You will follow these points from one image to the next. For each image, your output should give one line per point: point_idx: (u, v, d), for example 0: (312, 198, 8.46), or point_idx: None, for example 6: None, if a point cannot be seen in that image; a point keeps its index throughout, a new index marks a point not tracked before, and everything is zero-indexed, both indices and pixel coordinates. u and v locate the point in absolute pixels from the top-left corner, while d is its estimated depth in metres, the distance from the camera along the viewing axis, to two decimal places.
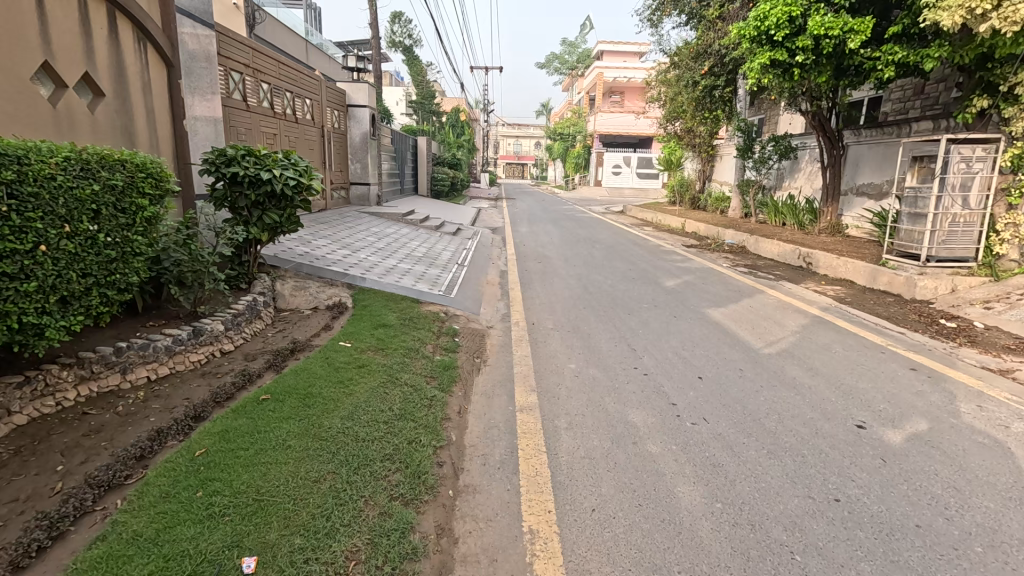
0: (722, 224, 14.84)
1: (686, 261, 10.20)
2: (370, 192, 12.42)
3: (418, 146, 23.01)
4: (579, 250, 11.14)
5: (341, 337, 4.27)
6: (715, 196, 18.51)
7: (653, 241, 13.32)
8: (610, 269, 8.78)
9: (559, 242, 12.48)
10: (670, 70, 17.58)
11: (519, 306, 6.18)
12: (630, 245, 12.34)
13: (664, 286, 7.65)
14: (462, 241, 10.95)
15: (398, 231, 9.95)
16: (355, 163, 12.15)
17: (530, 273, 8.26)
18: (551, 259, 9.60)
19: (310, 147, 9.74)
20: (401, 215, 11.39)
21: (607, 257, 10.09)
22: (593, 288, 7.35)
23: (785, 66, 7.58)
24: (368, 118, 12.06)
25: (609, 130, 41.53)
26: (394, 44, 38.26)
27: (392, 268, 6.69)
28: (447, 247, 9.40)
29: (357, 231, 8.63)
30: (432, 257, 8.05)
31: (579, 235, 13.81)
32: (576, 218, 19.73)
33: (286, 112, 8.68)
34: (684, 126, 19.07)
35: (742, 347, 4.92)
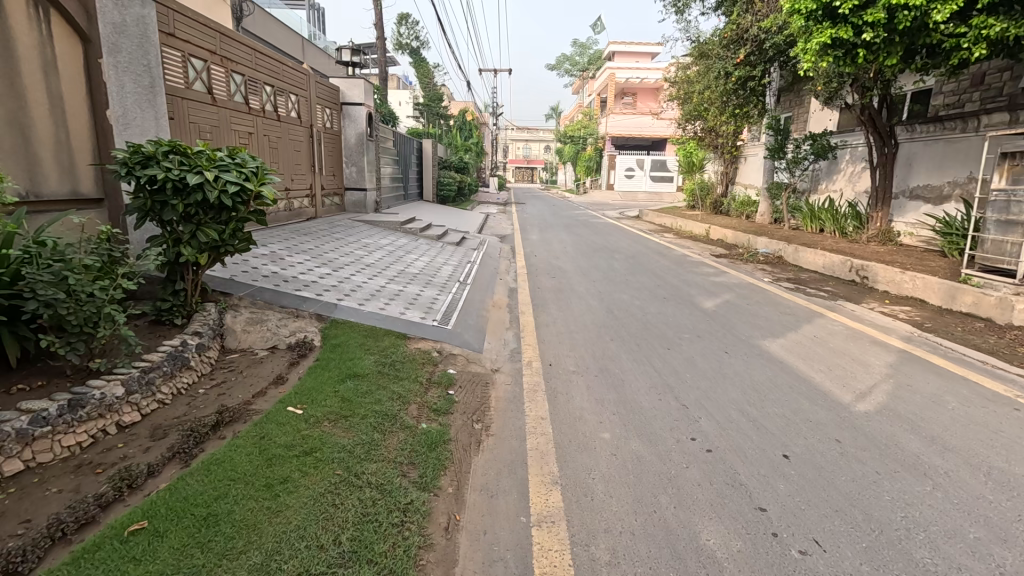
0: (751, 230, 13.61)
1: (720, 274, 9.00)
2: (367, 199, 11.37)
3: (424, 149, 22.02)
4: (598, 261, 9.99)
5: (293, 397, 3.16)
6: (740, 200, 17.25)
7: (677, 250, 12.13)
8: (636, 286, 7.61)
9: (574, 252, 11.33)
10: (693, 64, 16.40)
11: (531, 337, 5.05)
12: (653, 255, 11.16)
13: (702, 308, 6.49)
14: (466, 252, 9.84)
15: (393, 242, 8.86)
16: (350, 166, 11.12)
17: (543, 291, 7.13)
18: (567, 274, 8.46)
19: (296, 149, 8.71)
20: (400, 223, 10.32)
21: (629, 270, 8.94)
22: (619, 311, 6.20)
23: (848, 46, 6.41)
24: (365, 117, 11.03)
25: (621, 132, 40.32)
26: (401, 46, 37.46)
27: (378, 290, 5.58)
28: (448, 261, 8.28)
29: (345, 243, 7.54)
30: (429, 274, 6.93)
31: (595, 244, 12.65)
32: (590, 224, 18.56)
33: (266, 108, 7.66)
34: (705, 125, 17.84)
35: (824, 400, 3.76)
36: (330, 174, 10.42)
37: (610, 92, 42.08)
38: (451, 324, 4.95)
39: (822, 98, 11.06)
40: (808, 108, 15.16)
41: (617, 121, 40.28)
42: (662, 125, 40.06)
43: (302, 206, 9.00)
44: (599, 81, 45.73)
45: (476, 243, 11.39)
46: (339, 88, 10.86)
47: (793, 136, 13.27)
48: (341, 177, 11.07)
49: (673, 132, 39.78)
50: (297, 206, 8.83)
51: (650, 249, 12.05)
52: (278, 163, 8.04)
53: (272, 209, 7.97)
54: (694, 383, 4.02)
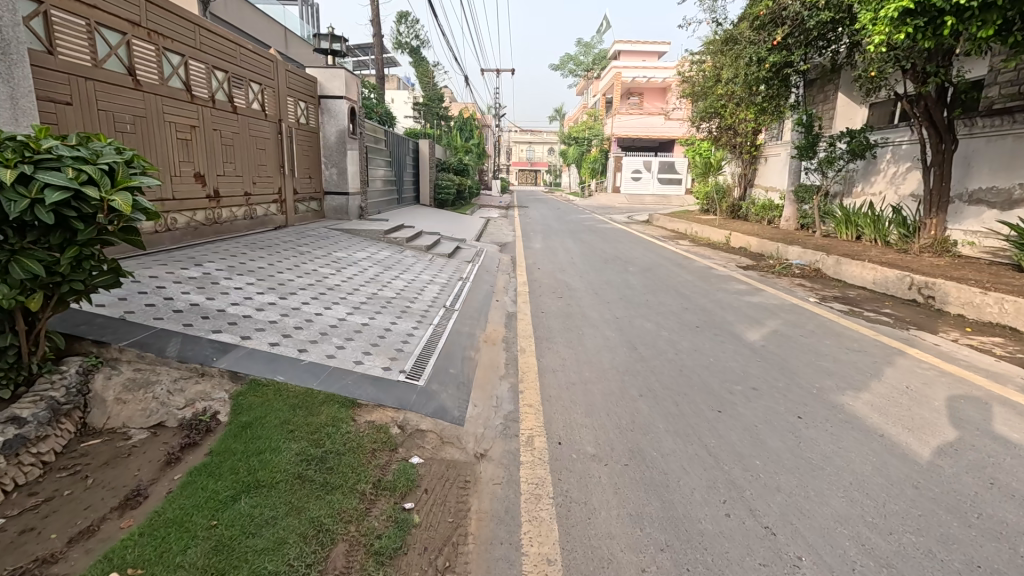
0: (778, 239, 12.29)
1: (755, 292, 7.73)
2: (349, 204, 10.13)
3: (420, 150, 20.81)
4: (609, 275, 8.72)
5: (132, 546, 1.89)
6: (761, 203, 15.95)
7: (698, 260, 10.84)
8: (660, 310, 6.34)
9: (582, 262, 10.09)
10: (714, 56, 15.13)
11: (533, 393, 3.78)
12: (672, 267, 9.88)
13: (747, 341, 5.23)
14: (459, 264, 8.56)
15: (373, 254, 7.61)
16: (330, 168, 9.92)
17: (548, 317, 5.87)
18: (576, 293, 7.19)
19: (259, 146, 7.47)
20: (384, 232, 9.03)
21: (649, 288, 7.66)
22: (644, 346, 4.94)
23: (933, 13, 5.16)
24: (346, 112, 9.81)
25: (628, 132, 39.10)
26: (400, 45, 36.35)
27: (334, 323, 4.31)
28: (436, 278, 7.02)
29: (310, 259, 6.29)
30: (408, 298, 5.65)
31: (604, 253, 11.43)
32: (598, 230, 17.30)
33: (216, 97, 6.42)
34: (723, 123, 16.57)
35: (975, 514, 2.50)
36: (305, 177, 9.20)
37: (616, 92, 40.91)
38: (423, 375, 3.68)
39: (863, 89, 9.79)
40: (838, 104, 13.90)
41: (624, 122, 39.10)
42: (670, 126, 38.87)
43: (267, 214, 7.77)
44: (604, 81, 44.56)
45: (473, 254, 10.14)
46: (317, 80, 9.64)
47: (824, 134, 11.98)
48: (320, 180, 9.85)
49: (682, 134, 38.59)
50: (260, 213, 7.60)
51: (667, 258, 10.79)
52: (235, 163, 6.81)
53: (227, 218, 6.74)
54: (771, 479, 2.76)
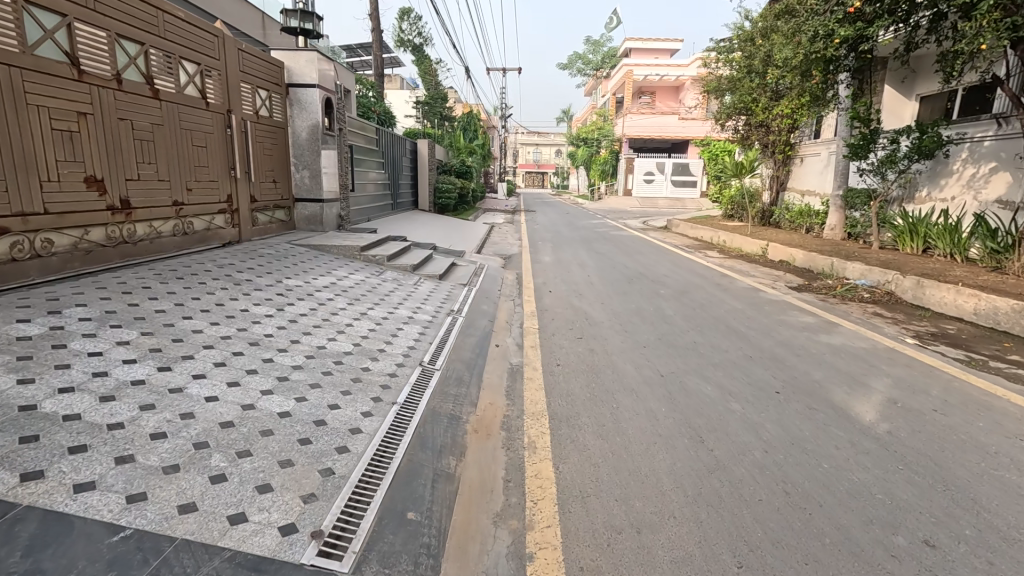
0: (828, 251, 10.61)
1: (827, 326, 6.07)
2: (324, 213, 8.55)
3: (419, 151, 19.23)
4: (636, 301, 7.08)
5: None
6: (797, 209, 14.26)
7: (738, 278, 9.20)
8: (717, 361, 4.71)
9: (602, 281, 8.45)
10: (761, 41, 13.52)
11: (553, 564, 2.15)
12: (711, 287, 8.24)
13: (859, 420, 3.59)
14: (451, 288, 6.94)
15: (339, 278, 5.99)
16: (301, 170, 8.36)
17: (566, 376, 4.26)
18: (600, 332, 5.57)
19: (196, 142, 5.89)
20: (363, 248, 7.38)
21: (691, 322, 6.02)
22: (713, 435, 3.32)
23: None
24: (320, 103, 8.26)
25: (641, 132, 37.42)
26: (402, 42, 34.90)
27: (232, 417, 2.70)
28: (418, 313, 5.39)
29: (243, 292, 4.68)
30: (369, 353, 4.02)
31: (625, 268, 9.81)
32: (614, 238, 15.67)
33: (122, 75, 4.84)
34: (755, 119, 14.91)
35: None
36: (268, 180, 7.63)
37: (627, 91, 39.25)
38: (353, 541, 2.05)
39: (943, 76, 8.14)
40: (886, 97, 12.27)
41: (635, 123, 37.41)
42: (684, 127, 37.12)
43: (208, 228, 6.18)
44: (614, 80, 42.85)
45: (471, 272, 8.52)
46: (285, 66, 8.08)
47: (883, 129, 10.28)
48: (288, 184, 8.26)
49: (696, 135, 36.84)
50: (199, 227, 6.03)
51: (699, 276, 9.14)
52: (156, 164, 5.25)
53: (144, 235, 5.18)
54: None
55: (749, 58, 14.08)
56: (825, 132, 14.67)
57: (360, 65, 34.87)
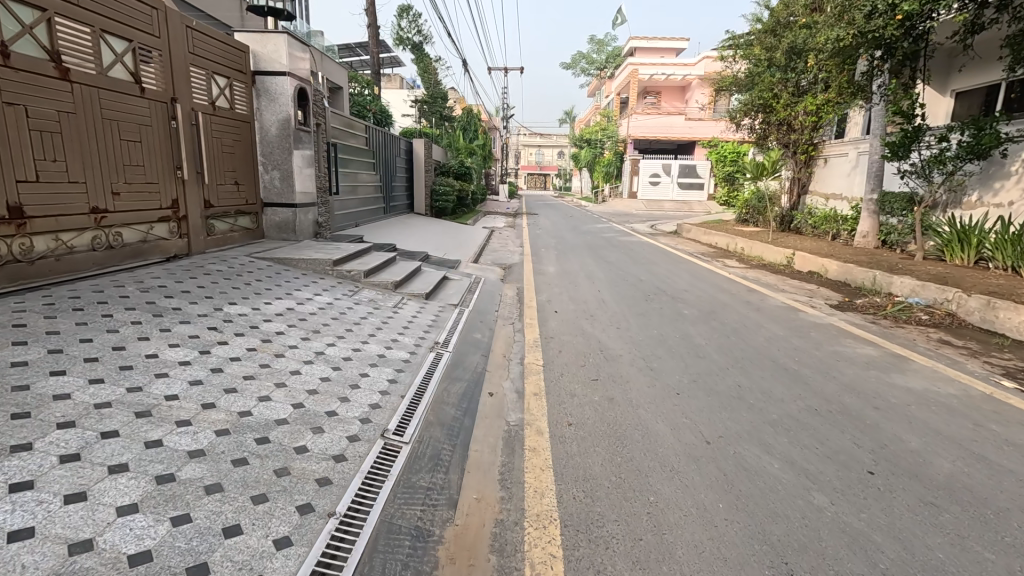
0: (866, 262, 9.54)
1: (895, 359, 4.99)
2: (297, 220, 7.52)
3: (415, 151, 18.17)
4: (657, 326, 6.02)
5: None
6: (823, 213, 13.18)
7: (769, 293, 8.13)
8: (775, 418, 3.64)
9: (615, 299, 7.38)
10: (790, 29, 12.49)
11: None
12: (741, 306, 7.17)
13: (1002, 526, 2.52)
14: (440, 310, 5.86)
15: (300, 301, 4.92)
16: (270, 171, 7.32)
17: (582, 446, 3.20)
18: (620, 372, 4.50)
19: (125, 134, 4.84)
20: (338, 262, 6.29)
21: (729, 357, 4.95)
22: (803, 561, 2.26)
23: None
24: (292, 94, 7.20)
25: (647, 133, 36.38)
26: (401, 40, 33.92)
27: (42, 573, 1.65)
28: (393, 349, 4.31)
29: (160, 328, 3.61)
30: (313, 420, 2.93)
31: (640, 282, 8.74)
32: (623, 245, 14.62)
33: (11, 46, 3.80)
34: (775, 117, 13.85)
35: None
36: (229, 182, 6.59)
37: (632, 91, 38.20)
38: None
39: (1006, 64, 7.08)
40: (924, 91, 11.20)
41: (641, 123, 36.33)
42: (692, 127, 35.98)
43: (144, 240, 5.15)
44: (619, 79, 41.66)
45: (464, 287, 7.45)
46: (250, 51, 7.04)
47: (929, 126, 9.18)
48: (255, 186, 7.21)
49: (704, 135, 35.71)
50: (131, 239, 4.99)
51: (724, 292, 8.06)
52: (65, 163, 4.23)
53: (47, 250, 4.17)
54: None
55: (774, 52, 13.07)
56: (852, 131, 13.56)
57: (358, 64, 33.93)
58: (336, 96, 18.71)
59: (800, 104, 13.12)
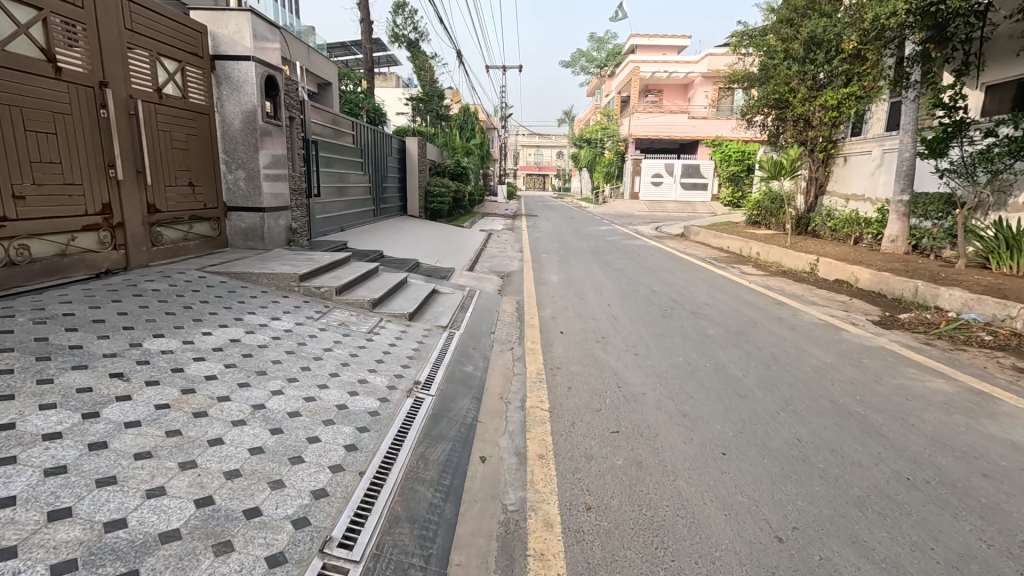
0: (900, 270, 8.66)
1: (978, 398, 4.09)
2: (266, 226, 6.60)
3: (408, 150, 17.22)
4: (682, 352, 5.12)
5: None
6: (843, 215, 12.32)
7: (799, 307, 7.24)
8: (859, 496, 2.75)
9: (629, 316, 6.49)
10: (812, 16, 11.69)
11: None
12: (773, 323, 6.28)
13: None
14: (425, 334, 4.93)
15: (249, 330, 4.00)
16: (234, 170, 6.40)
17: (608, 550, 2.30)
18: (646, 421, 3.60)
19: (29, 123, 3.91)
20: (308, 276, 5.37)
21: (776, 396, 4.05)
22: None
23: None
24: (258, 82, 6.28)
25: (648, 132, 35.55)
26: (397, 37, 33.08)
27: None
28: (359, 395, 3.37)
29: (37, 379, 2.69)
30: (218, 530, 2.00)
31: (654, 294, 7.83)
32: (630, 249, 13.74)
33: None
34: (792, 112, 13.00)
35: None
36: (182, 182, 5.68)
37: (634, 89, 37.36)
38: None
39: None
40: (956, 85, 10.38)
41: (643, 122, 35.46)
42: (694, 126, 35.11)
43: (61, 253, 4.27)
44: (620, 77, 40.81)
45: (457, 301, 6.52)
46: (208, 32, 6.11)
47: (973, 119, 8.31)
48: (216, 187, 6.29)
49: (707, 134, 34.81)
50: (41, 254, 4.13)
51: (749, 306, 7.17)
52: None
53: None
54: None
55: (793, 41, 12.21)
56: (874, 127, 12.67)
57: (353, 61, 33.07)
58: (326, 92, 17.81)
59: (819, 98, 12.26)
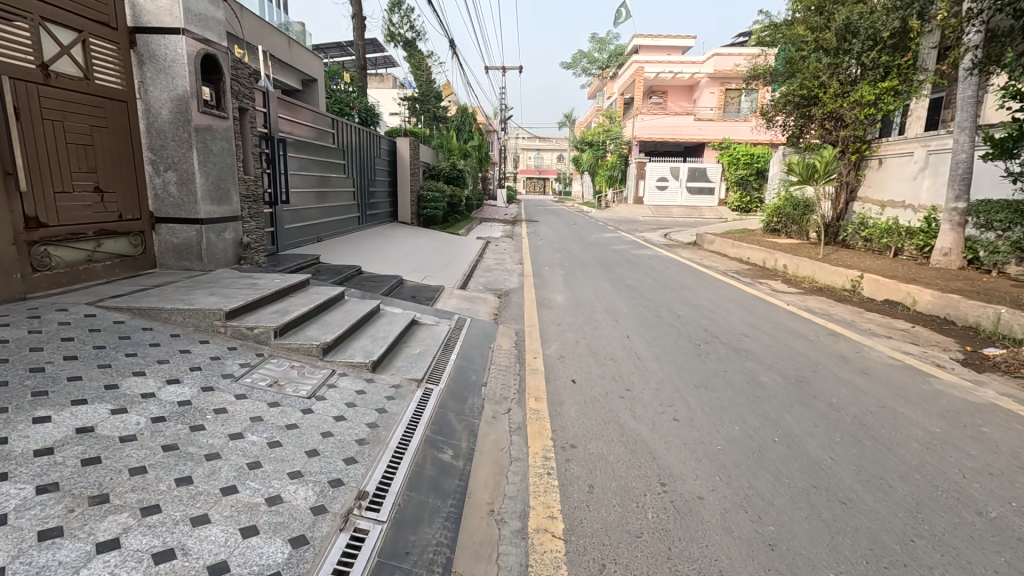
0: (965, 289, 7.40)
1: None
2: (204, 242, 5.32)
3: (399, 152, 15.95)
4: (735, 414, 3.84)
5: None
6: (880, 224, 11.07)
7: (860, 340, 5.96)
8: None
9: (656, 355, 5.19)
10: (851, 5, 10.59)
11: None
12: (838, 366, 5.00)
13: None
14: (390, 394, 3.63)
15: (119, 408, 2.71)
16: (163, 172, 5.13)
17: None
18: (716, 562, 2.32)
19: None
20: (242, 309, 4.07)
21: (893, 503, 2.77)
22: None
23: None
24: (190, 61, 5.01)
25: (653, 134, 34.33)
26: (392, 36, 31.93)
27: None
28: (257, 535, 2.07)
29: None
30: None
31: (679, 322, 6.55)
32: (641, 261, 12.46)
33: None
34: (821, 109, 11.76)
35: None
36: (86, 188, 4.41)
37: (637, 90, 36.16)
38: None
39: None
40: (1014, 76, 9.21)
41: (647, 124, 34.27)
42: (699, 128, 33.85)
43: None
44: (623, 79, 39.67)
45: (440, 334, 5.20)
46: None
47: None
48: (138, 193, 5.01)
49: (714, 137, 33.58)
50: None
51: (798, 339, 5.88)
52: None
53: None
54: None
55: (828, 30, 11.00)
56: (913, 126, 11.39)
57: (348, 62, 31.88)
58: (310, 89, 16.59)
59: (853, 94, 11.04)
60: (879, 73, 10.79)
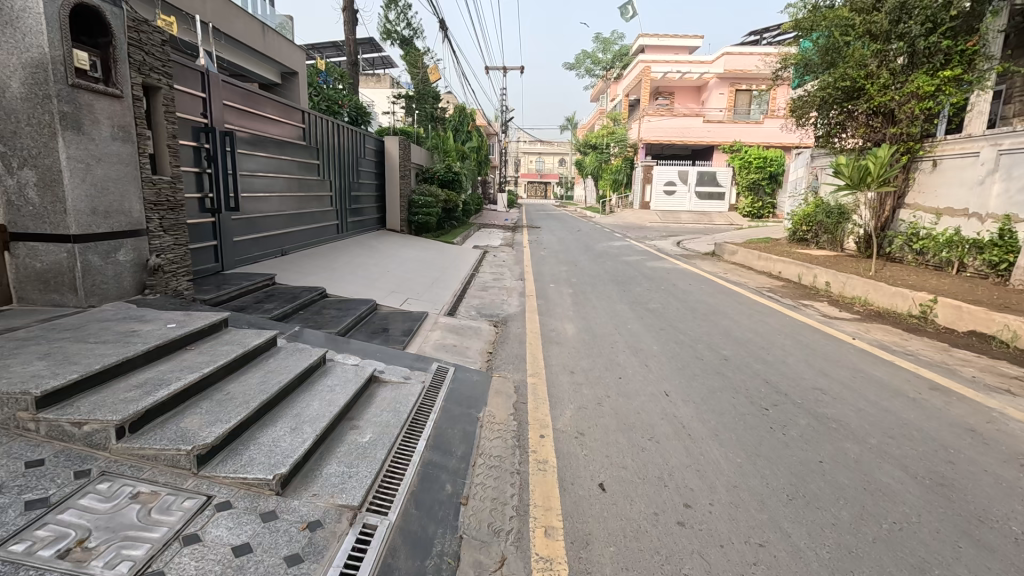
0: None
1: None
2: (80, 268, 3.81)
3: (388, 153, 14.45)
4: (877, 571, 2.32)
5: None
6: (939, 235, 9.56)
7: (980, 398, 4.42)
8: None
9: (713, 431, 3.66)
10: None
11: None
12: (980, 451, 3.47)
13: None
14: (295, 552, 2.08)
15: None
16: (18, 170, 3.65)
17: None
18: None
19: None
20: (80, 381, 2.55)
21: None
22: None
23: None
24: (54, 16, 3.50)
25: (660, 136, 32.88)
26: (389, 34, 30.61)
27: None
28: None
29: None
30: None
31: (727, 369, 5.01)
32: (660, 276, 10.95)
33: None
34: (867, 103, 10.27)
35: None
36: None
37: (644, 90, 34.68)
38: None
39: None
40: None
41: (654, 126, 32.84)
42: (709, 130, 32.29)
43: None
44: (628, 78, 38.19)
45: (408, 401, 3.66)
46: None
47: None
48: None
49: (724, 139, 32.13)
50: None
51: (897, 399, 4.34)
52: None
53: None
54: None
55: (880, 11, 9.51)
56: (974, 122, 9.89)
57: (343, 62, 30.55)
58: (291, 83, 15.11)
59: (907, 85, 9.57)
60: (940, 60, 9.27)
